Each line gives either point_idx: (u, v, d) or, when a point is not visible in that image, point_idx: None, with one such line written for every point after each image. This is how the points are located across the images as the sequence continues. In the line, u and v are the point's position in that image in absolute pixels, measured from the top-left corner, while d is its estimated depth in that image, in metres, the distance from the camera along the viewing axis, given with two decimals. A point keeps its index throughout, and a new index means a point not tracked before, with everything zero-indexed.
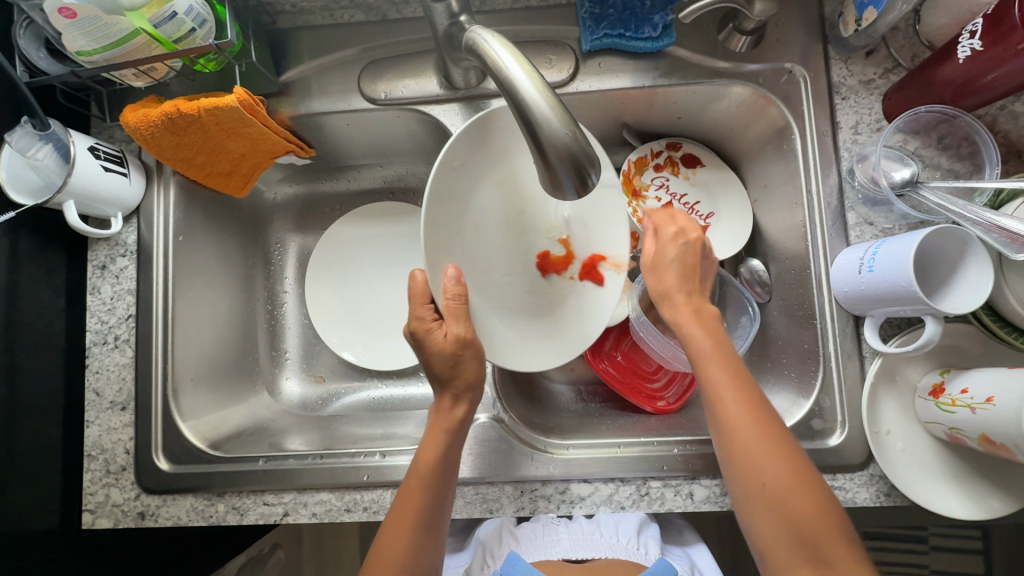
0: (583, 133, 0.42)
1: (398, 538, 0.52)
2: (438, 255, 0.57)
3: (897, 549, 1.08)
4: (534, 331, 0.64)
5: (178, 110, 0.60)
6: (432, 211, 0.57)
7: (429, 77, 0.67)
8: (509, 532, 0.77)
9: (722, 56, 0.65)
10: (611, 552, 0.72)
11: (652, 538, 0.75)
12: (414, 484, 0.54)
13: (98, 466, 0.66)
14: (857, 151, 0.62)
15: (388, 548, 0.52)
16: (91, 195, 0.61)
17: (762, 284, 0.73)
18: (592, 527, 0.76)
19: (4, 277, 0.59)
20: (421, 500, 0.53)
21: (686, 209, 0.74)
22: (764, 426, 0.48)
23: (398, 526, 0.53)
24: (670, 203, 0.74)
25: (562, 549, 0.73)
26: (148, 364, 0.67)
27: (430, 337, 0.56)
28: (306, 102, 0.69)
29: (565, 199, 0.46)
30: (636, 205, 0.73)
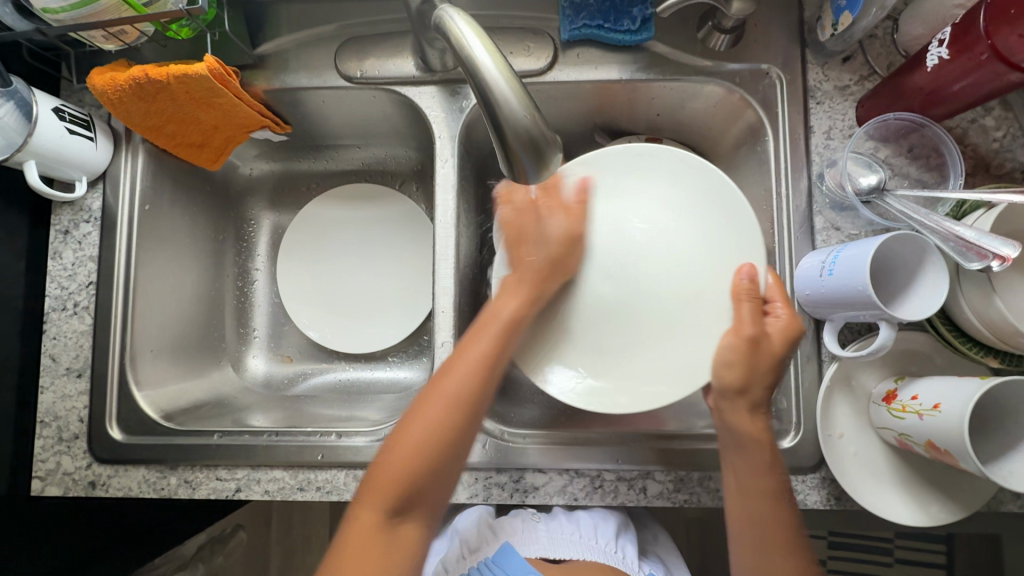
0: (543, 118, 0.43)
1: (413, 437, 0.51)
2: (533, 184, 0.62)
3: (861, 560, 1.10)
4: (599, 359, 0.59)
5: (145, 75, 0.59)
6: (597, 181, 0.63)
7: (407, 58, 0.67)
8: (488, 527, 0.75)
9: (700, 54, 0.65)
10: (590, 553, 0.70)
11: (630, 542, 0.74)
12: (444, 394, 0.53)
13: (51, 434, 0.65)
14: (828, 156, 0.62)
15: (410, 434, 0.52)
16: (54, 157, 0.60)
17: None
18: (572, 525, 0.75)
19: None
20: (449, 405, 0.52)
21: None
22: (761, 495, 0.52)
23: (415, 427, 0.52)
24: None
25: (540, 547, 0.72)
26: (106, 332, 0.66)
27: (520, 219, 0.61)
28: (282, 76, 0.68)
29: (524, 183, 0.46)
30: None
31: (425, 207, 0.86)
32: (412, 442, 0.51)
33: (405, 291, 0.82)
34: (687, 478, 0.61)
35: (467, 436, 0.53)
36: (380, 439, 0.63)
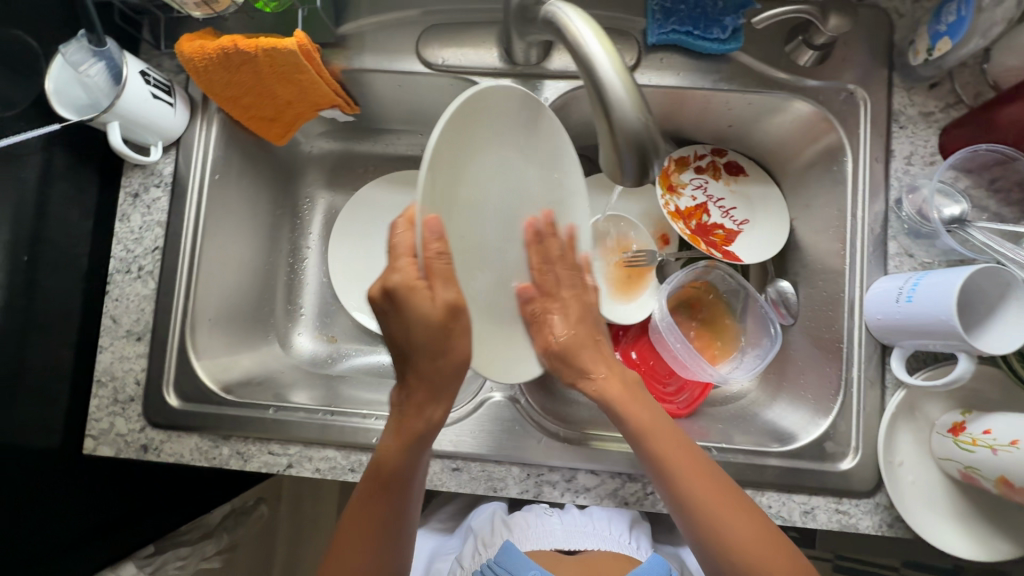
0: (654, 121, 0.43)
1: (352, 552, 0.53)
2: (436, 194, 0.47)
3: None
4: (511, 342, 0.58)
5: (234, 46, 0.59)
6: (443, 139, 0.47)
7: (490, 48, 0.66)
8: (502, 522, 0.76)
9: (785, 68, 0.64)
10: (603, 544, 0.73)
11: (643, 534, 0.76)
12: (371, 488, 0.53)
13: (106, 394, 0.65)
14: (908, 182, 0.62)
15: (347, 547, 0.53)
16: (136, 120, 0.60)
17: (788, 307, 0.73)
18: (584, 518, 0.77)
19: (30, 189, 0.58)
20: (377, 508, 0.53)
21: (720, 213, 0.74)
22: (693, 463, 0.53)
23: (354, 539, 0.53)
24: (705, 205, 0.74)
25: (556, 540, 0.73)
26: (168, 298, 0.66)
27: (413, 299, 0.47)
28: (361, 57, 0.68)
29: (624, 184, 0.46)
30: (670, 199, 0.73)
31: None
32: (368, 520, 0.53)
33: None
34: None
35: (401, 530, 0.54)
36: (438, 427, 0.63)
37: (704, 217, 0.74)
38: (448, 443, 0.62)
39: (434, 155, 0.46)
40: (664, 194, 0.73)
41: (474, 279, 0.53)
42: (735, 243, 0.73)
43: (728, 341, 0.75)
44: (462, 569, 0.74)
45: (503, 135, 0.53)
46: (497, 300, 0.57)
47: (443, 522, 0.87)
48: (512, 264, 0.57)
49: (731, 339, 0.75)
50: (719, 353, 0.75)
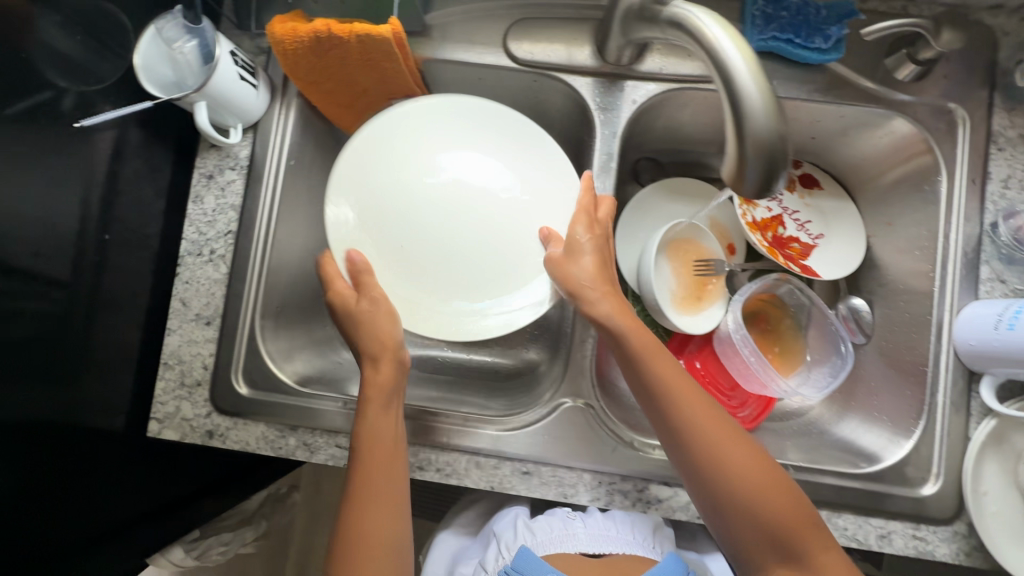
0: (786, 130, 0.41)
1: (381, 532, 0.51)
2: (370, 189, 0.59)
3: None
4: (459, 310, 0.60)
5: (327, 29, 0.58)
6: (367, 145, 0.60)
7: (579, 46, 0.65)
8: (524, 525, 0.74)
9: (882, 82, 0.63)
10: (628, 548, 0.70)
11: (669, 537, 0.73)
12: (373, 465, 0.53)
13: (174, 377, 0.64)
14: (1004, 206, 0.60)
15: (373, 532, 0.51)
16: (222, 102, 0.59)
17: (860, 325, 0.71)
18: (607, 522, 0.74)
19: (106, 166, 0.58)
20: (380, 477, 0.52)
21: (795, 226, 0.73)
22: (729, 432, 0.53)
23: (377, 512, 0.52)
24: (780, 217, 0.73)
25: (579, 544, 0.70)
26: (240, 284, 0.65)
27: (349, 314, 0.56)
28: (445, 48, 0.66)
29: (742, 195, 0.44)
30: (746, 209, 0.72)
31: None
32: (389, 495, 0.53)
33: None
34: (816, 513, 0.59)
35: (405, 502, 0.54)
36: (512, 429, 0.62)
37: (779, 229, 0.72)
38: (522, 446, 0.62)
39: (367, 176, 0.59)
40: (742, 204, 0.71)
41: (443, 275, 0.60)
42: (811, 258, 0.71)
43: (792, 355, 0.74)
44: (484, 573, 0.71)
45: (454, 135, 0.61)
46: (470, 270, 0.60)
47: (466, 527, 0.84)
48: (459, 237, 0.60)
49: (795, 353, 0.74)
50: (785, 367, 0.73)
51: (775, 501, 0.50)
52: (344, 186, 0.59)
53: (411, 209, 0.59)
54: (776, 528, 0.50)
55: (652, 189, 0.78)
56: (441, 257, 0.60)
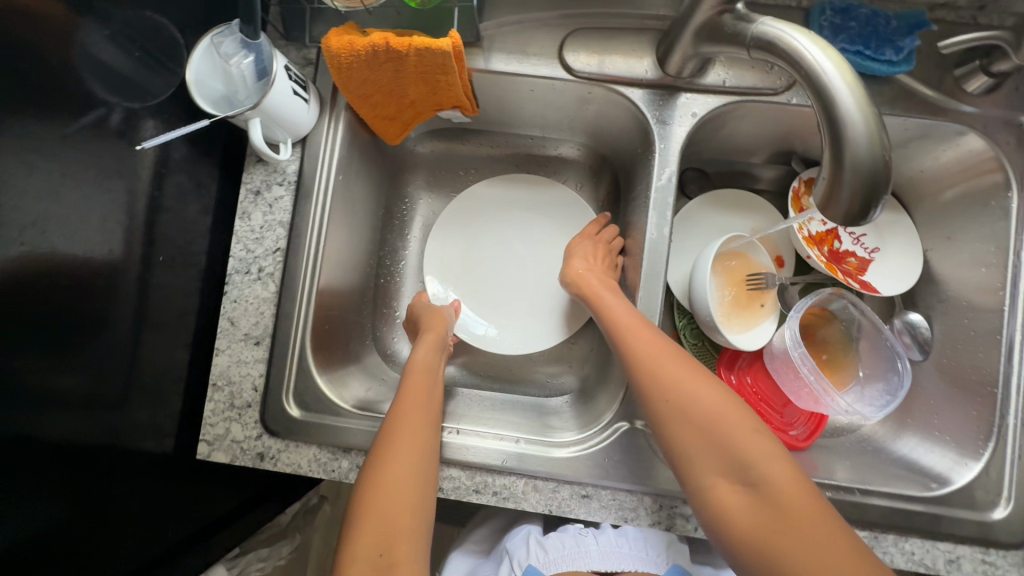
0: (890, 157, 0.39)
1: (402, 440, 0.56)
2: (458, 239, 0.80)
3: None
4: (517, 329, 0.77)
5: (386, 43, 0.56)
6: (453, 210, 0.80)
7: (637, 57, 0.63)
8: (537, 542, 0.73)
9: (951, 95, 0.61)
10: (641, 565, 0.68)
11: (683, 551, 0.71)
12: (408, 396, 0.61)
13: (223, 399, 0.63)
14: None
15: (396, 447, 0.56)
16: (276, 117, 0.57)
17: (918, 341, 0.69)
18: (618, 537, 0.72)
19: (155, 184, 0.56)
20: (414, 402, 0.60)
21: (851, 239, 0.71)
22: (690, 370, 0.54)
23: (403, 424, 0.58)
24: (834, 231, 0.72)
25: (591, 563, 0.69)
26: (291, 303, 0.63)
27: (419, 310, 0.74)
28: (500, 59, 0.64)
29: (833, 221, 0.43)
30: (802, 223, 0.71)
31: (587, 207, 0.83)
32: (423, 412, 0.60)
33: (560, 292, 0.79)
34: (882, 537, 0.58)
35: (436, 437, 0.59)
36: (586, 450, 0.61)
37: (835, 243, 0.71)
38: (583, 469, 0.60)
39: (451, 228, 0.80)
40: (799, 218, 0.70)
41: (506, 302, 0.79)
42: (868, 273, 0.70)
43: (846, 371, 0.71)
44: None
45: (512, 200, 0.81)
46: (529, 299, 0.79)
47: (478, 543, 0.82)
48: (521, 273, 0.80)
49: (849, 369, 0.72)
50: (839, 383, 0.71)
51: (740, 437, 0.49)
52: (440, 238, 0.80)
53: (476, 251, 0.80)
54: (741, 464, 0.49)
55: (701, 201, 0.77)
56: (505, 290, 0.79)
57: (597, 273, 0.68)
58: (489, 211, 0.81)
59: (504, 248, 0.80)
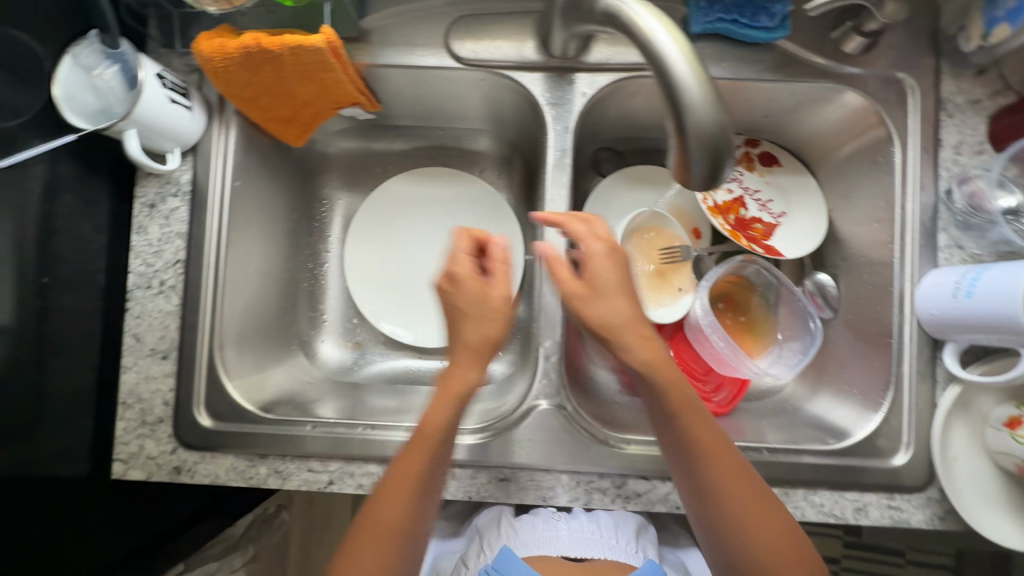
0: (728, 120, 0.40)
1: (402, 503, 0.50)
2: (379, 238, 0.81)
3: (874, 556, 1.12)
4: (440, 323, 0.80)
5: (257, 44, 0.55)
6: (373, 211, 0.81)
7: (523, 40, 0.63)
8: (510, 525, 0.73)
9: (831, 56, 0.62)
10: (609, 554, 0.69)
11: (650, 543, 0.74)
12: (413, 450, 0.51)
13: (133, 416, 0.62)
14: (958, 172, 0.60)
15: (383, 513, 0.50)
16: (155, 127, 0.56)
17: (827, 300, 0.71)
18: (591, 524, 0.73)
19: (41, 205, 0.53)
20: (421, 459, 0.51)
21: (757, 205, 0.72)
22: (683, 392, 0.51)
23: (401, 491, 0.50)
24: (741, 198, 0.72)
25: (561, 546, 0.70)
26: (195, 314, 0.62)
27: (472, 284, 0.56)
28: (387, 52, 0.64)
29: (690, 188, 0.44)
30: (707, 193, 0.72)
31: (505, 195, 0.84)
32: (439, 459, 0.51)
33: None
34: (792, 493, 0.60)
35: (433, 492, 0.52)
36: (489, 436, 0.61)
37: (742, 211, 0.72)
38: (497, 454, 0.61)
39: (369, 227, 0.81)
40: (702, 188, 0.71)
41: (429, 297, 0.80)
42: (774, 238, 0.71)
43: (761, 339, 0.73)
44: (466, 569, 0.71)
45: (429, 196, 0.82)
46: (450, 293, 0.80)
47: (450, 522, 0.84)
48: (443, 268, 0.81)
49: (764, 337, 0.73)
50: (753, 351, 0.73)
51: (738, 481, 0.49)
52: (360, 238, 0.80)
53: (397, 248, 0.81)
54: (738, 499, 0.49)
55: (613, 178, 0.77)
56: (428, 285, 0.80)
57: (492, 313, 0.55)
58: (407, 207, 0.81)
59: (426, 245, 0.81)
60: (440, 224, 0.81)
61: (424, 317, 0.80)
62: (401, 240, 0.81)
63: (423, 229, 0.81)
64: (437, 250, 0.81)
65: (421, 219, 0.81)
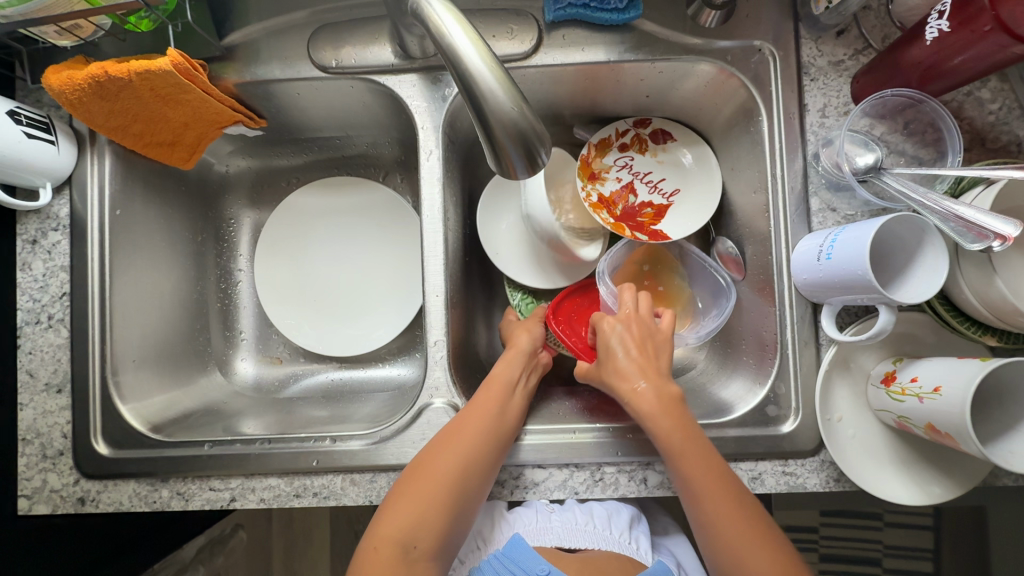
0: (531, 109, 0.41)
1: (401, 512, 0.54)
2: (288, 252, 0.81)
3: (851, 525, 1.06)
4: (352, 331, 0.80)
5: (105, 73, 0.56)
6: (279, 227, 0.81)
7: (385, 45, 0.64)
8: (503, 517, 0.71)
9: (690, 32, 0.63)
10: (604, 544, 0.67)
11: (643, 534, 0.71)
12: (436, 468, 0.55)
13: (34, 451, 0.63)
14: (823, 135, 0.61)
15: (388, 523, 0.54)
16: (14, 164, 0.57)
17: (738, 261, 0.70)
18: (586, 516, 0.71)
19: None
20: (451, 471, 0.55)
21: (648, 188, 0.72)
22: (688, 440, 0.53)
23: (405, 503, 0.54)
24: (631, 183, 0.72)
25: (555, 538, 0.68)
26: (85, 345, 0.64)
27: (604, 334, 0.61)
28: (252, 68, 0.64)
29: (518, 178, 0.44)
30: (592, 188, 0.71)
31: (410, 198, 0.84)
32: (433, 478, 0.55)
33: (394, 287, 0.80)
34: None
35: (455, 501, 0.55)
36: (376, 442, 0.62)
37: (630, 199, 0.72)
38: (391, 456, 0.61)
39: (273, 240, 0.81)
40: (582, 184, 0.70)
41: (339, 305, 0.80)
42: (663, 221, 0.70)
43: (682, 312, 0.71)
44: (462, 563, 0.69)
45: (331, 206, 0.82)
46: (362, 299, 0.80)
47: None
48: (352, 276, 0.81)
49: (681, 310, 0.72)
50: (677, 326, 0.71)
51: (721, 507, 0.51)
52: (268, 256, 0.81)
53: (303, 260, 0.81)
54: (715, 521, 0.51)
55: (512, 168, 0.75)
56: (338, 294, 0.81)
57: (494, 385, 0.61)
58: (312, 220, 0.82)
59: (333, 255, 0.81)
60: (346, 232, 0.82)
61: (337, 328, 0.80)
62: (306, 251, 0.81)
63: (329, 240, 0.81)
64: (344, 258, 0.81)
65: (326, 231, 0.82)
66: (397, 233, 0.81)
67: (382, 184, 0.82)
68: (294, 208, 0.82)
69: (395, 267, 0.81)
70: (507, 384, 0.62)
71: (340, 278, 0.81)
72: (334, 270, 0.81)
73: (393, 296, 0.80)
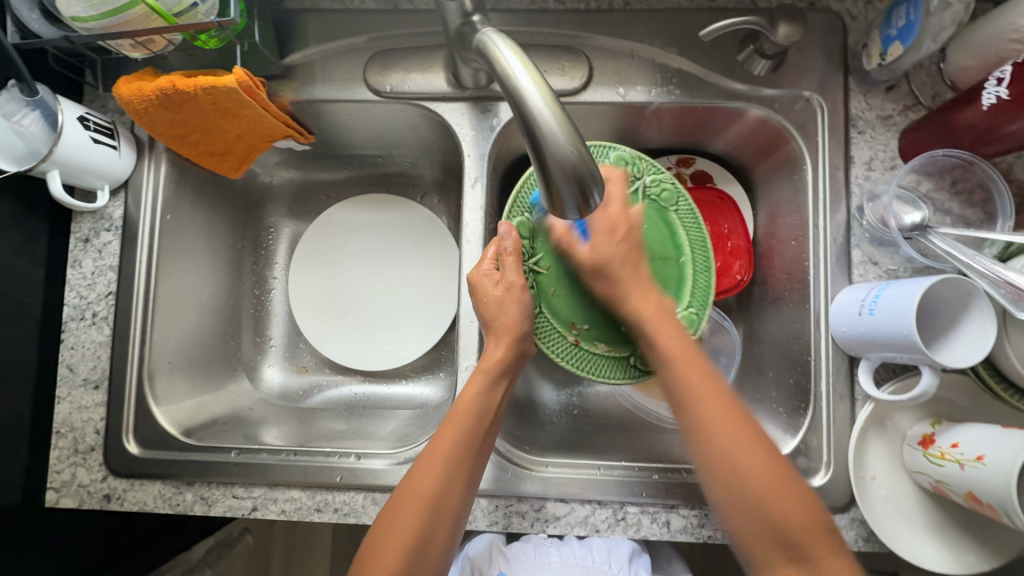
0: (589, 153, 0.41)
1: (421, 482, 0.52)
2: (324, 262, 0.82)
3: None
4: (381, 346, 0.80)
5: (173, 86, 0.58)
6: (315, 239, 0.83)
7: (437, 73, 0.66)
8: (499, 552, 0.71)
9: (738, 78, 0.63)
10: None
11: (643, 568, 0.70)
12: (436, 454, 0.53)
13: (66, 444, 0.64)
14: (868, 188, 0.61)
15: (421, 481, 0.52)
16: (78, 167, 0.59)
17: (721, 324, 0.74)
18: (583, 551, 0.70)
19: None
20: (446, 460, 0.53)
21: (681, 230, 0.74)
22: (755, 447, 0.48)
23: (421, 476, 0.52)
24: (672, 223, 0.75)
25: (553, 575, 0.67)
26: (123, 345, 0.65)
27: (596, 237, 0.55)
28: (309, 87, 0.67)
29: (567, 217, 0.44)
30: None
31: (445, 219, 0.85)
32: (437, 456, 0.53)
33: (423, 306, 0.81)
34: (712, 514, 0.59)
35: (450, 507, 0.52)
36: (399, 463, 0.62)
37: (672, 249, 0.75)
38: None
39: (306, 251, 0.83)
40: None
41: (372, 318, 0.81)
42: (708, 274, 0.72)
43: (701, 322, 0.57)
44: None
45: (369, 222, 0.83)
46: (393, 316, 0.81)
47: None
48: (384, 291, 0.82)
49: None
50: None
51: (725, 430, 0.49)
52: (309, 264, 0.82)
53: (335, 271, 0.82)
54: (758, 484, 0.47)
55: None
56: (370, 308, 0.81)
57: (507, 335, 0.56)
58: (345, 235, 0.83)
59: (366, 269, 0.82)
60: (381, 252, 0.83)
61: (365, 343, 0.81)
62: (340, 263, 0.83)
63: (364, 254, 0.83)
64: (377, 273, 0.82)
65: (360, 244, 0.83)
66: (430, 252, 0.82)
67: (418, 204, 0.84)
68: (332, 224, 0.83)
69: (426, 285, 0.81)
70: (511, 350, 0.57)
71: (373, 292, 0.82)
72: (366, 284, 0.82)
73: (422, 314, 0.81)
